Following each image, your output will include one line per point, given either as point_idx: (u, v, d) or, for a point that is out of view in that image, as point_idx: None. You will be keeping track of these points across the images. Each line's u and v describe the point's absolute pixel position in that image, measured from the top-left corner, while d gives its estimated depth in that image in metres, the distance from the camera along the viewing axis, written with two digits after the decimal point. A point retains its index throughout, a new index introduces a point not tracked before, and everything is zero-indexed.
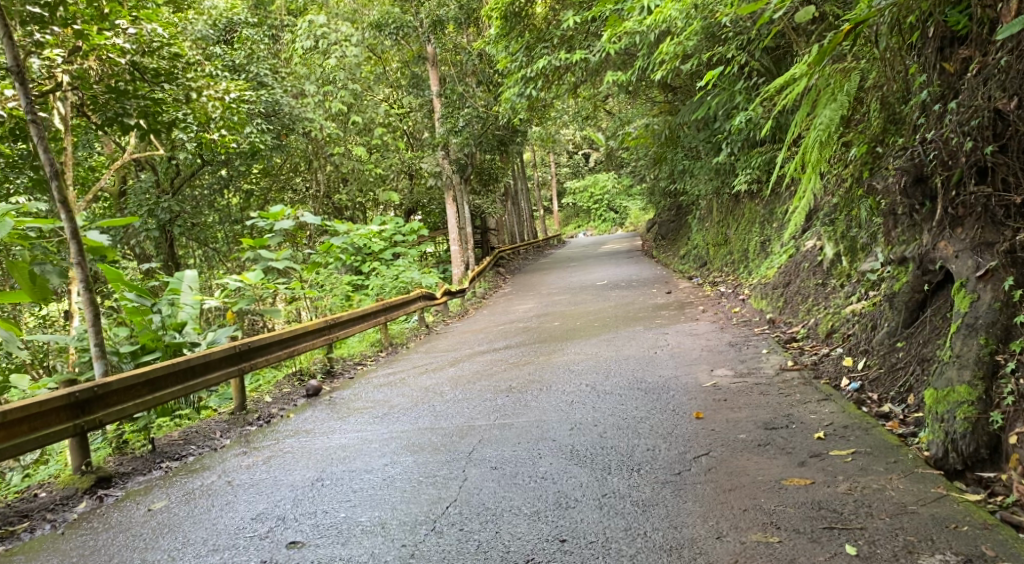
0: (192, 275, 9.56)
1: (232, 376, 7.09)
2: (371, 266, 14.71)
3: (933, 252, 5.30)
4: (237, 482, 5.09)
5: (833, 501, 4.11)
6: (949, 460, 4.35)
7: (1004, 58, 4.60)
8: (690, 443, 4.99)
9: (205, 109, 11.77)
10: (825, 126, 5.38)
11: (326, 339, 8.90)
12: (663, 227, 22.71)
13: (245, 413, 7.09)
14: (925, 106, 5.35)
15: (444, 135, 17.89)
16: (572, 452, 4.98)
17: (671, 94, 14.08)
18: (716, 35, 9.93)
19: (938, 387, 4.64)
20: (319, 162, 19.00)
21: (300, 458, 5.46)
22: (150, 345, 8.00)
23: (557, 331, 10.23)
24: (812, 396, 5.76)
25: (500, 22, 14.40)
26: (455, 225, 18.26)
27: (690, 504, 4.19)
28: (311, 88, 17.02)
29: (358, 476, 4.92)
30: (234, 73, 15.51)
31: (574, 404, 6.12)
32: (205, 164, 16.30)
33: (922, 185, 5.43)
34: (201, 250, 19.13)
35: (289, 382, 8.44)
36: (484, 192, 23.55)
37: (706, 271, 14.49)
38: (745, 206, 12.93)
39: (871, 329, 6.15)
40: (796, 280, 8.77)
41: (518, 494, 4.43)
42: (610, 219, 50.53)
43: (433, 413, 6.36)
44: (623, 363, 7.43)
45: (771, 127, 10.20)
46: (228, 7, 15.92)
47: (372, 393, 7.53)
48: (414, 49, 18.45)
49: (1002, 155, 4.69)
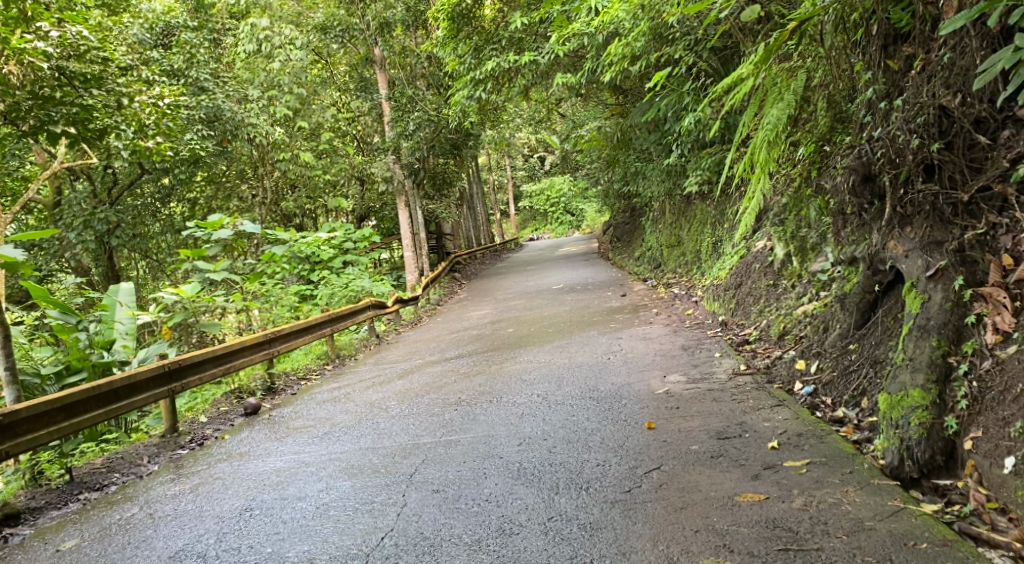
0: (127, 289, 9.01)
1: (160, 398, 6.66)
2: (320, 274, 14.32)
3: (883, 251, 5.17)
4: (160, 513, 4.74)
5: (788, 518, 3.93)
6: (905, 468, 4.20)
7: (947, 55, 4.52)
8: (641, 456, 4.79)
9: (138, 116, 11.26)
10: (772, 125, 5.29)
11: (270, 353, 8.52)
12: (618, 228, 22.64)
13: (176, 435, 6.68)
14: (871, 104, 5.24)
15: (394, 139, 17.59)
16: (519, 470, 4.73)
17: (622, 96, 14.03)
18: (663, 36, 9.71)
19: (891, 391, 4.50)
20: (264, 167, 18.10)
21: (231, 485, 5.12)
22: (76, 365, 7.57)
23: (509, 338, 9.97)
24: (765, 402, 5.61)
25: (447, 23, 14.18)
26: (408, 231, 17.83)
27: (640, 526, 3.98)
28: (254, 93, 16.36)
29: (290, 505, 4.60)
30: (172, 77, 15.08)
31: (523, 416, 5.88)
32: (145, 172, 15.73)
33: (871, 183, 5.30)
34: (145, 261, 18.51)
35: (227, 399, 8.03)
36: (438, 197, 22.95)
37: (660, 273, 14.46)
38: (697, 206, 12.84)
39: (823, 331, 6.02)
40: (747, 280, 8.65)
41: (460, 520, 4.18)
42: (567, 221, 50.99)
43: (376, 432, 6.05)
44: (575, 371, 7.23)
45: (719, 128, 10.17)
46: (165, 10, 15.39)
47: (315, 411, 7.18)
48: (361, 52, 17.99)
49: (948, 152, 4.61)
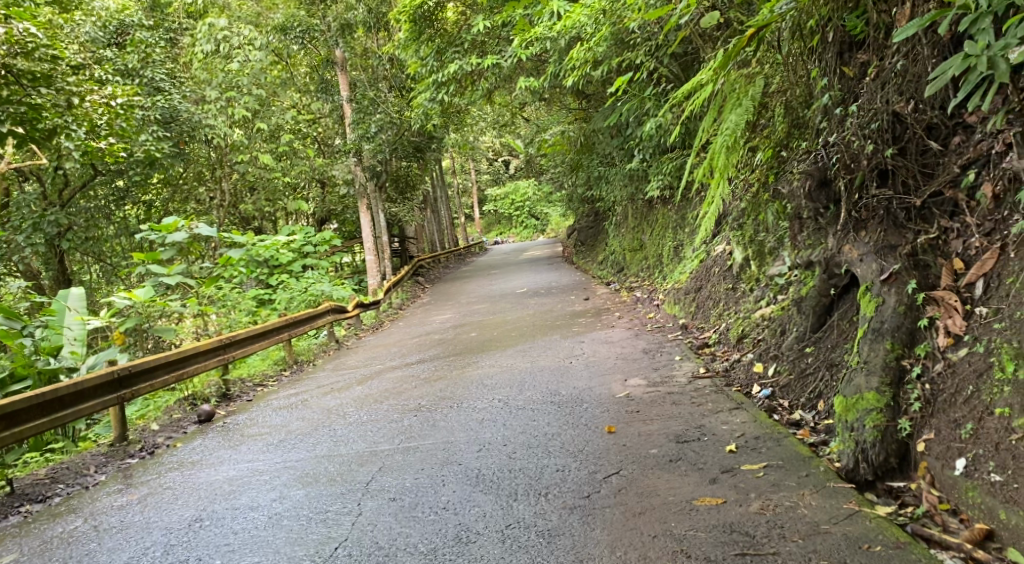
0: (77, 294, 8.73)
1: (110, 405, 6.48)
2: (279, 278, 14.09)
3: (838, 255, 5.23)
4: (105, 526, 4.59)
5: (745, 523, 3.93)
6: (860, 471, 4.24)
7: (900, 62, 4.58)
8: (601, 460, 4.77)
9: (89, 115, 10.86)
10: (731, 130, 5.27)
11: (225, 359, 8.32)
12: (581, 233, 22.69)
13: (126, 444, 6.48)
14: (826, 110, 5.29)
15: (356, 141, 17.39)
16: (478, 477, 4.67)
17: (585, 101, 14.04)
18: (625, 41, 9.73)
19: (846, 395, 4.53)
20: (223, 171, 18.14)
21: (181, 495, 4.97)
22: (20, 372, 7.28)
23: (471, 342, 9.89)
24: (724, 405, 5.63)
25: (409, 25, 13.87)
26: (370, 234, 17.63)
27: (598, 532, 3.95)
28: (212, 94, 16.05)
29: (241, 515, 4.48)
30: (126, 77, 14.68)
31: (484, 422, 5.82)
32: (99, 173, 15.37)
33: (826, 188, 5.36)
34: (98, 265, 18.07)
35: (180, 406, 7.83)
36: (401, 201, 22.70)
37: (623, 277, 14.51)
38: (658, 211, 12.90)
39: (780, 334, 6.06)
40: (707, 284, 8.70)
41: (416, 529, 4.10)
42: (531, 225, 51.11)
43: (333, 439, 5.93)
44: (537, 375, 7.18)
45: (680, 133, 10.23)
46: (119, 8, 14.88)
47: (270, 417, 7.03)
48: (322, 53, 17.76)
49: (901, 158, 4.67)
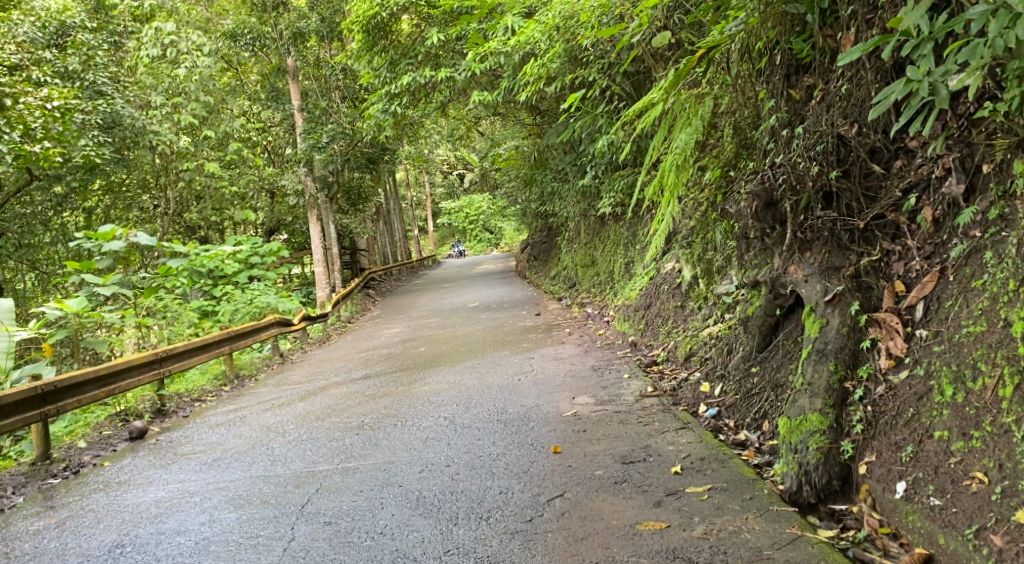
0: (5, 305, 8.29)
1: (32, 421, 6.13)
2: (223, 288, 13.69)
3: (784, 276, 5.15)
4: (16, 553, 4.34)
5: (688, 548, 3.87)
6: (803, 493, 4.20)
7: (845, 86, 4.66)
8: (545, 482, 4.67)
9: (23, 118, 10.55)
10: (681, 150, 5.32)
11: (161, 373, 7.99)
12: (534, 248, 22.65)
13: (48, 463, 6.15)
14: (774, 131, 5.34)
15: (307, 150, 17.09)
16: (417, 500, 4.53)
17: (539, 117, 13.85)
18: (579, 58, 9.71)
19: (791, 416, 4.53)
20: (168, 177, 17.62)
21: (103, 519, 4.72)
22: None
23: (419, 357, 9.72)
24: (670, 425, 5.58)
25: (363, 35, 13.62)
26: (319, 246, 17.32)
27: (538, 559, 3.85)
28: (157, 99, 15.63)
29: (166, 540, 4.28)
30: (65, 78, 13.90)
31: (427, 441, 5.67)
32: (35, 178, 14.22)
33: (773, 209, 5.24)
34: (33, 272, 17.38)
35: (111, 423, 7.50)
36: (353, 212, 22.29)
37: (574, 292, 14.50)
38: (610, 228, 12.92)
39: (727, 354, 6.06)
40: (656, 301, 8.69)
41: (350, 557, 3.96)
42: (485, 239, 51.14)
43: (271, 458, 5.72)
44: (484, 393, 7.05)
45: (631, 151, 10.25)
46: (60, 9, 13.96)
47: (206, 435, 6.76)
48: (272, 61, 17.44)
49: (845, 180, 4.73)
